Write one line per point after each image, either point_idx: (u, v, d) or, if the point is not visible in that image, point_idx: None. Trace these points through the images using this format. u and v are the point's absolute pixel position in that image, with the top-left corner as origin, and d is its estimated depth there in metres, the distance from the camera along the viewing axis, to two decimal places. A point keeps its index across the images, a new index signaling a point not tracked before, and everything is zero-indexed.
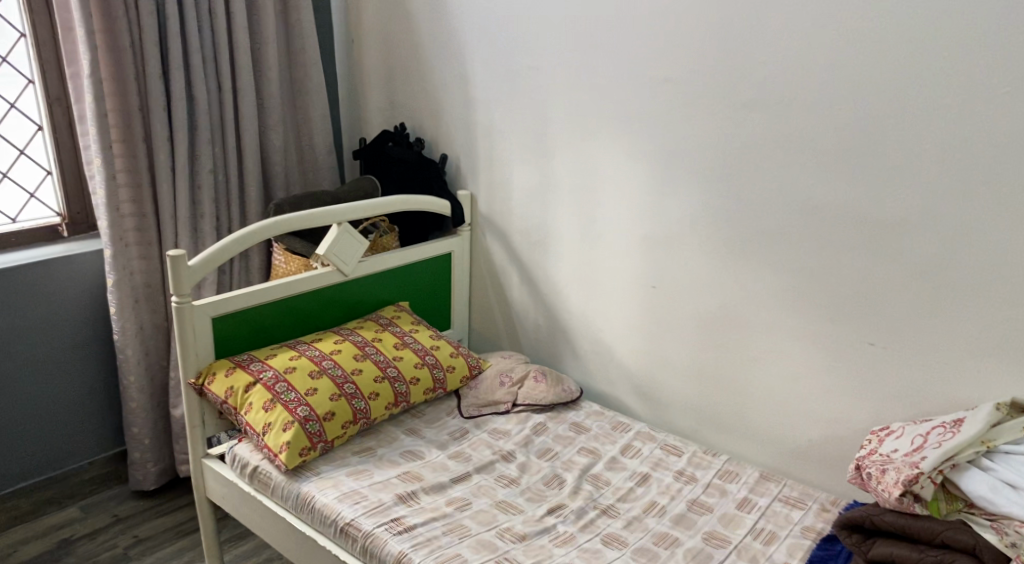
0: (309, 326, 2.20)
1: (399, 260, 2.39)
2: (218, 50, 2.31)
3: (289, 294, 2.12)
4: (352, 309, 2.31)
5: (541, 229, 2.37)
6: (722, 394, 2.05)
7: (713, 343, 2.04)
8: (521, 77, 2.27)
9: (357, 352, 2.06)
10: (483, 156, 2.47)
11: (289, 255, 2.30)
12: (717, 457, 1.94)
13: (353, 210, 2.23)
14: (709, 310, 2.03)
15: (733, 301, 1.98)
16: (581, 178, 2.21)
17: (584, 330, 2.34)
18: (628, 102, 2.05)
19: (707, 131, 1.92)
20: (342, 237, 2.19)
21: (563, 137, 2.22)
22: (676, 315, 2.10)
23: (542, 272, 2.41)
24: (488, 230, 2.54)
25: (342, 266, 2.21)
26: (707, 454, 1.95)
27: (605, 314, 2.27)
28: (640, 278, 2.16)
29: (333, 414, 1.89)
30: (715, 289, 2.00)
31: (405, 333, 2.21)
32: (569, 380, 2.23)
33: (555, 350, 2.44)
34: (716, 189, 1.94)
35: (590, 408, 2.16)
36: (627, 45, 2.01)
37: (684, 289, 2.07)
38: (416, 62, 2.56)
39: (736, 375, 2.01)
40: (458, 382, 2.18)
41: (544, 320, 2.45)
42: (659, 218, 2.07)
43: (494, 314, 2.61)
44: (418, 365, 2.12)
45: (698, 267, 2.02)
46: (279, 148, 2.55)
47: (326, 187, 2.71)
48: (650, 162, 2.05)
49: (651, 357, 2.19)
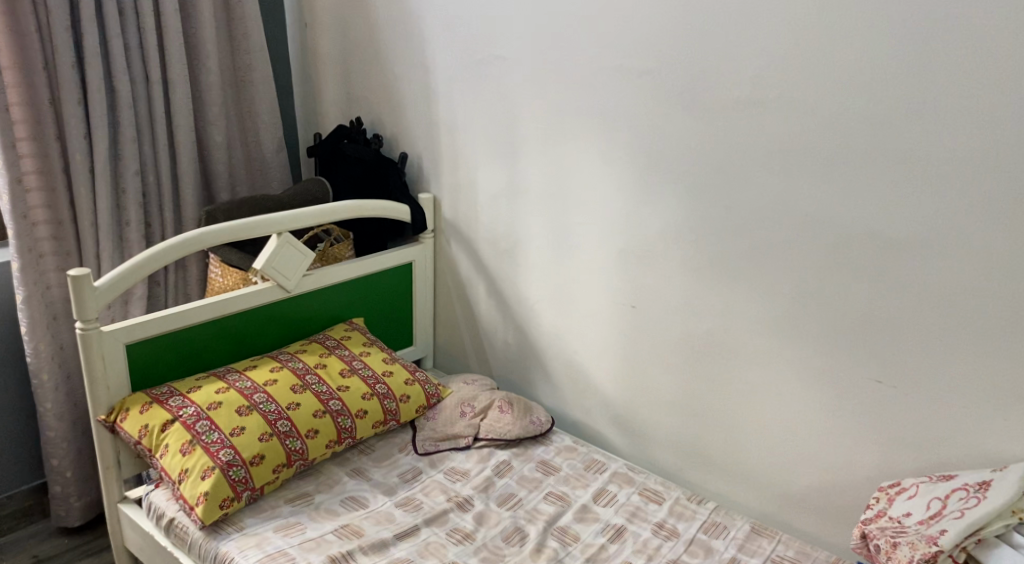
0: (245, 348, 1.96)
1: (351, 273, 2.14)
2: (144, 37, 2.05)
3: (221, 315, 1.87)
4: (297, 328, 2.06)
5: (510, 238, 2.12)
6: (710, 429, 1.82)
7: (700, 371, 1.80)
8: (486, 68, 2.01)
9: (296, 383, 1.81)
10: (446, 155, 2.21)
11: (225, 269, 2.05)
12: (702, 505, 1.70)
13: (297, 218, 1.98)
14: (695, 335, 1.79)
15: (723, 325, 1.73)
16: (553, 182, 1.96)
17: (558, 352, 2.10)
18: (603, 98, 1.80)
19: (692, 132, 1.67)
20: (283, 248, 1.94)
21: (532, 136, 1.97)
22: (658, 339, 1.86)
23: (512, 285, 2.17)
24: (453, 238, 2.29)
25: (283, 281, 1.96)
26: (692, 502, 1.71)
27: (581, 335, 2.03)
28: (620, 297, 1.91)
29: (262, 458, 1.65)
30: (702, 312, 1.76)
31: (354, 357, 1.96)
32: (540, 409, 1.98)
33: (526, 372, 2.19)
34: (704, 199, 1.69)
35: (563, 442, 1.92)
36: (601, 32, 1.76)
37: (667, 311, 1.82)
38: (372, 49, 2.30)
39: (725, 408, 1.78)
40: (413, 413, 1.94)
41: (514, 339, 2.21)
42: (640, 230, 1.82)
43: (461, 330, 2.37)
44: (366, 395, 1.88)
45: (684, 287, 1.78)
46: (221, 145, 2.29)
47: (275, 187, 2.46)
48: (629, 166, 1.80)
49: (630, 385, 1.95)
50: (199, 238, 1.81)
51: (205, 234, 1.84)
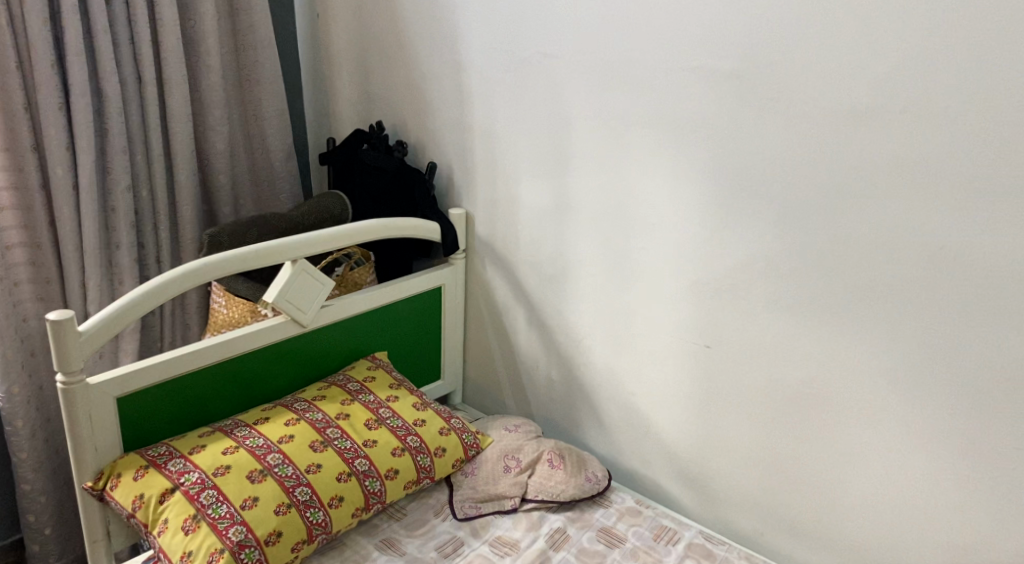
0: (256, 394, 1.69)
1: (374, 302, 1.87)
2: (136, 30, 1.77)
3: (228, 357, 1.60)
4: (314, 367, 1.79)
5: (557, 263, 1.85)
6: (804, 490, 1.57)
7: (792, 425, 1.54)
8: (531, 67, 1.74)
9: (315, 439, 1.54)
10: (481, 166, 1.93)
11: (230, 298, 1.79)
12: None
13: (314, 242, 1.71)
14: (787, 384, 1.53)
15: (825, 372, 1.48)
16: (611, 201, 1.69)
17: (611, 393, 1.83)
18: (676, 104, 1.52)
19: (791, 146, 1.40)
20: (298, 277, 1.68)
21: (587, 148, 1.70)
22: (741, 386, 1.60)
23: (558, 316, 1.90)
24: (488, 260, 2.02)
25: (297, 314, 1.70)
26: None
27: (641, 376, 1.76)
28: (690, 335, 1.64)
29: (279, 535, 1.39)
30: (798, 358, 1.50)
31: (380, 404, 1.69)
32: (594, 463, 1.72)
33: (571, 414, 1.93)
34: (804, 226, 1.42)
35: (625, 504, 1.66)
36: (675, 27, 1.48)
37: (751, 355, 1.56)
38: (394, 44, 2.02)
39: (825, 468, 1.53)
40: (449, 469, 1.67)
41: (558, 376, 1.93)
42: (718, 260, 1.56)
43: (495, 362, 2.10)
44: (397, 450, 1.61)
45: (773, 326, 1.52)
46: (224, 153, 2.02)
47: (284, 200, 2.18)
48: (707, 185, 1.53)
49: (702, 435, 1.68)
50: (203, 268, 1.54)
51: (211, 263, 1.57)
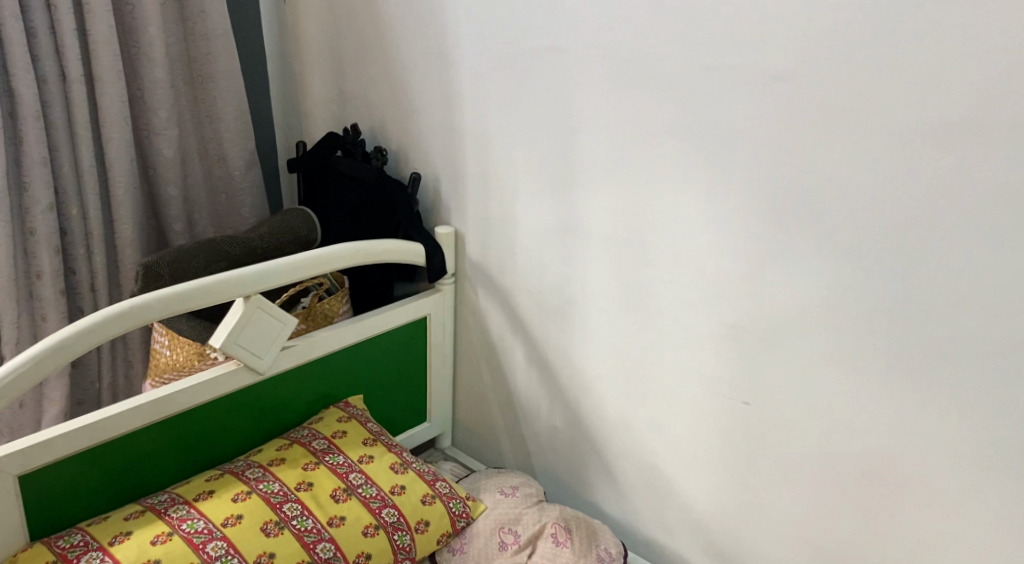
0: (203, 455, 1.42)
1: (346, 340, 1.58)
2: (56, 16, 1.47)
3: (165, 416, 1.34)
4: (274, 419, 1.52)
5: (561, 294, 1.56)
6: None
7: (853, 502, 1.27)
8: (533, 63, 1.44)
9: (269, 519, 1.26)
10: (473, 178, 1.64)
11: (175, 339, 1.51)
12: None
13: (275, 273, 1.43)
14: (845, 453, 1.25)
15: (895, 443, 1.20)
16: (627, 225, 1.41)
17: (626, 447, 1.55)
18: (711, 109, 1.24)
19: (859, 165, 1.11)
20: (255, 316, 1.40)
21: (598, 161, 1.41)
22: (787, 451, 1.32)
23: (562, 355, 1.61)
24: (480, 286, 1.73)
25: (252, 360, 1.42)
26: None
27: (662, 430, 1.48)
28: (724, 387, 1.37)
29: None
30: (861, 423, 1.22)
31: (351, 467, 1.41)
32: (607, 535, 1.45)
33: (579, 469, 1.65)
34: (873, 265, 1.14)
35: None
36: (712, 14, 1.19)
37: (800, 415, 1.29)
38: (371, 34, 1.73)
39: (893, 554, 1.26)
40: (434, 546, 1.40)
41: (562, 423, 1.65)
42: (761, 301, 1.28)
43: (490, 402, 1.81)
44: (370, 528, 1.33)
45: (829, 383, 1.24)
46: (172, 161, 1.73)
47: (246, 213, 1.89)
48: (748, 210, 1.25)
49: (737, 504, 1.41)
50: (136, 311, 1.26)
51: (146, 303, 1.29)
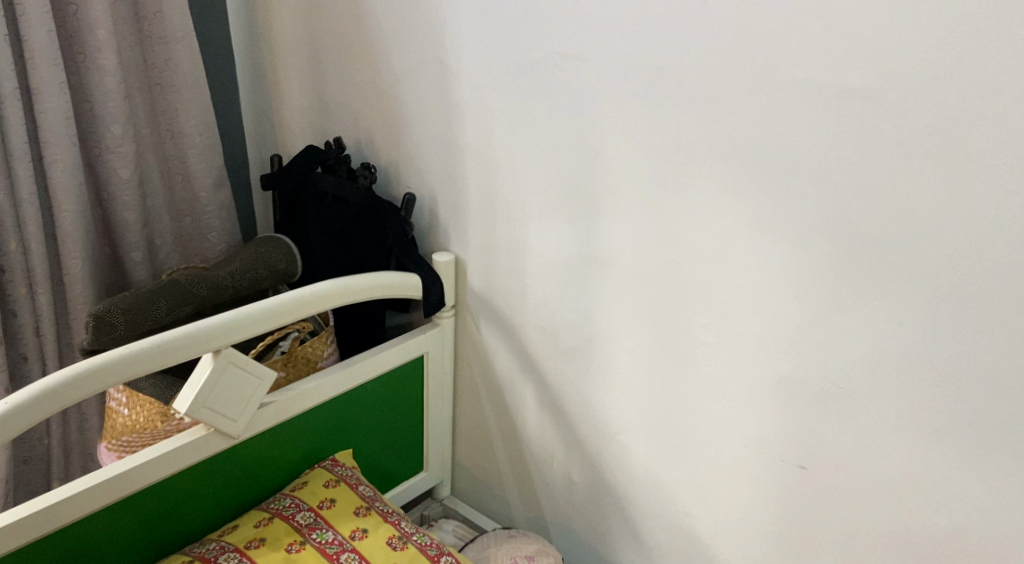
0: (170, 536, 1.22)
1: (333, 389, 1.38)
2: None
3: (125, 495, 1.13)
4: (251, 486, 1.31)
5: (579, 334, 1.37)
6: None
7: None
8: (546, 72, 1.24)
9: None
10: (475, 200, 1.44)
11: (133, 397, 1.29)
12: None
13: (258, 322, 1.23)
14: (924, 528, 1.08)
15: (987, 521, 1.02)
16: (661, 260, 1.21)
17: (656, 507, 1.36)
18: (765, 130, 1.05)
19: (952, 199, 0.93)
20: (227, 373, 1.20)
21: (625, 185, 1.22)
22: (852, 522, 1.14)
23: (580, 401, 1.42)
24: (483, 321, 1.53)
25: (224, 424, 1.21)
26: None
27: (700, 492, 1.29)
28: (775, 447, 1.18)
29: None
30: (944, 496, 1.05)
31: (342, 545, 1.21)
32: None
33: (599, 527, 1.46)
34: (965, 317, 0.96)
35: None
36: (768, 18, 1.00)
37: (868, 483, 1.11)
38: (355, 35, 1.51)
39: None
40: None
41: (579, 475, 1.46)
42: (824, 352, 1.09)
43: (495, 448, 1.60)
44: None
45: (906, 449, 1.06)
46: (128, 182, 1.50)
47: (214, 238, 1.68)
48: (809, 247, 1.06)
49: None
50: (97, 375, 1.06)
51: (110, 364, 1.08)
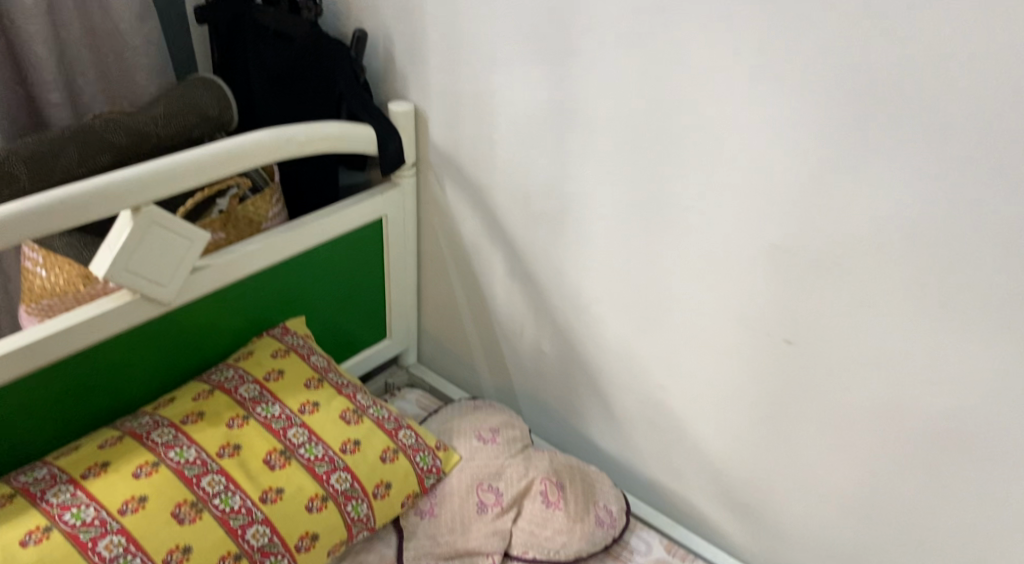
0: (100, 408, 1.12)
1: (279, 253, 1.24)
2: None
3: (45, 366, 1.02)
4: (191, 355, 1.21)
5: (551, 195, 1.21)
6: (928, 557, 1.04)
7: (921, 469, 0.99)
8: None
9: (182, 500, 0.98)
10: (434, 37, 1.24)
11: (51, 258, 1.13)
12: None
13: (186, 177, 1.06)
14: (920, 411, 0.96)
15: (992, 405, 0.90)
16: (646, 109, 1.04)
17: (630, 382, 1.26)
18: None
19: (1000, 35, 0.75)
20: (150, 235, 1.05)
21: (608, 17, 1.02)
22: (840, 402, 1.03)
23: (550, 269, 1.28)
24: (447, 179, 1.37)
25: (154, 290, 1.09)
26: None
27: (676, 366, 1.19)
28: (761, 320, 1.06)
29: None
30: (945, 376, 0.92)
31: (290, 420, 1.13)
32: (607, 490, 1.20)
33: (570, 401, 1.38)
34: (999, 177, 0.80)
35: (652, 557, 1.17)
36: None
37: (860, 361, 0.99)
38: None
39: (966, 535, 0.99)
40: (397, 509, 1.15)
41: (550, 347, 1.36)
42: (827, 217, 0.94)
43: (462, 317, 1.50)
44: (315, 501, 1.06)
45: (907, 325, 0.93)
46: (29, 8, 1.28)
47: (143, 80, 1.47)
48: (820, 94, 0.88)
49: (767, 459, 1.13)
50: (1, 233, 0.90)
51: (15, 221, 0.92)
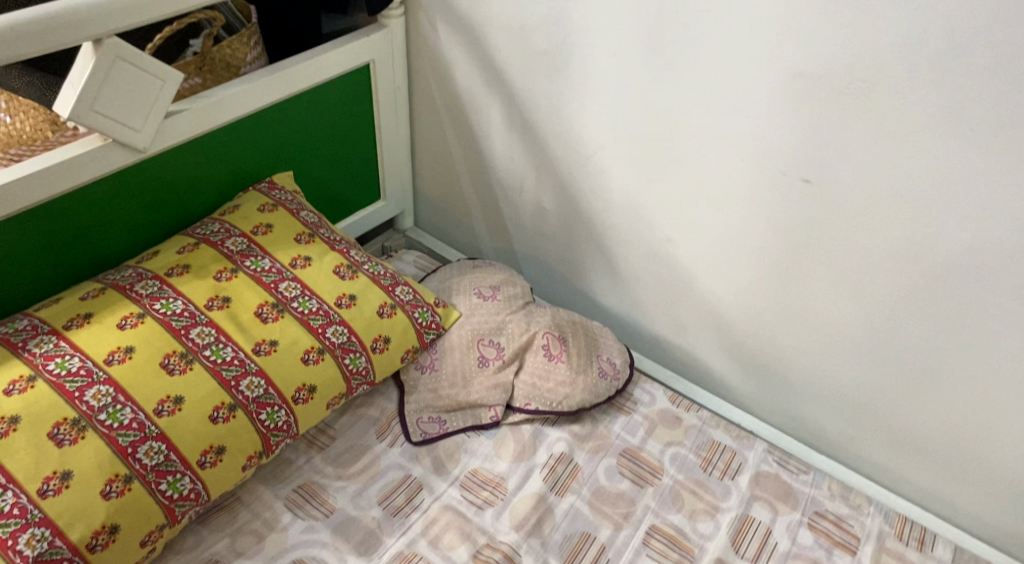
0: (79, 263, 1.06)
1: (259, 100, 1.15)
2: None
3: (14, 214, 0.95)
4: (173, 209, 1.14)
5: (552, 29, 1.10)
6: (940, 403, 1.00)
7: (940, 311, 0.93)
8: None
9: (171, 352, 0.94)
10: None
11: (10, 98, 1.03)
12: (927, 548, 1.00)
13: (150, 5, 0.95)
14: (944, 249, 0.89)
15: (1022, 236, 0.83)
16: None
17: (635, 235, 1.20)
18: None
19: None
20: (116, 72, 0.96)
21: None
22: (858, 244, 0.96)
23: (551, 115, 1.18)
24: (438, 20, 1.25)
25: (127, 136, 1.00)
26: (909, 547, 1.00)
27: (683, 216, 1.11)
28: (777, 158, 0.97)
29: (113, 532, 0.85)
30: (973, 207, 0.85)
31: (281, 275, 1.07)
32: (609, 344, 1.18)
33: (572, 258, 1.33)
34: None
35: (656, 408, 1.15)
36: None
37: (881, 196, 0.91)
38: None
39: (982, 378, 0.95)
40: (396, 364, 1.12)
41: (550, 203, 1.29)
42: (858, 33, 0.84)
43: (459, 175, 1.42)
44: (311, 354, 1.03)
45: (937, 153, 0.85)
46: None
47: None
48: None
49: (777, 308, 1.08)
50: None
51: None
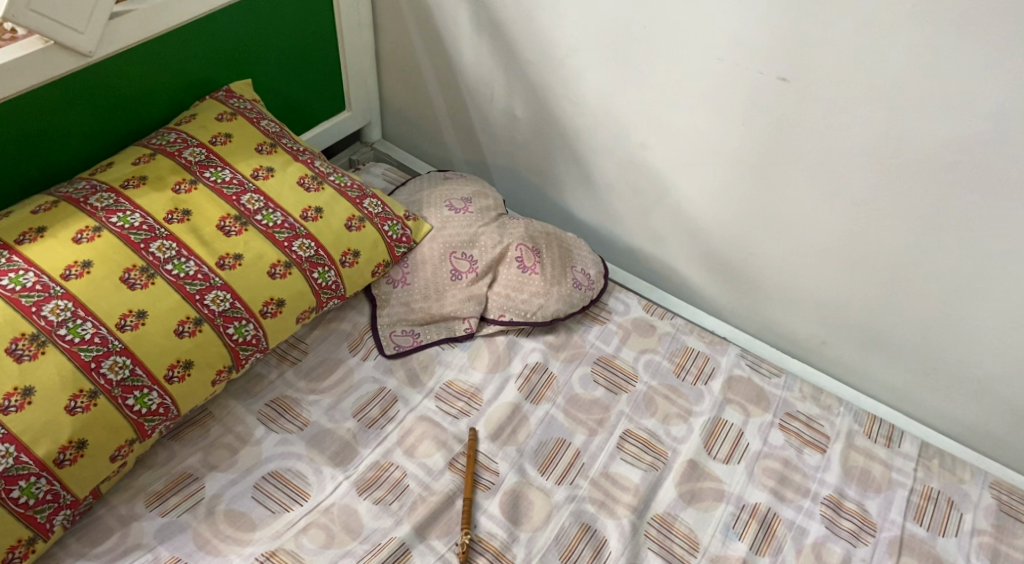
0: (26, 174, 1.01)
1: (211, 2, 1.07)
2: None
3: None
4: (126, 118, 1.08)
5: None
6: (911, 303, 1.00)
7: (914, 210, 0.92)
8: None
9: (132, 266, 0.91)
10: None
11: None
12: (894, 445, 1.03)
13: None
14: (921, 149, 0.88)
15: (1001, 127, 0.82)
16: None
17: (610, 142, 1.16)
18: None
19: None
20: None
21: None
22: (837, 142, 0.93)
23: (522, 16, 1.12)
24: None
25: (71, 39, 0.93)
26: (877, 444, 1.02)
27: (660, 118, 1.08)
28: (755, 53, 0.93)
29: (81, 447, 0.84)
30: (955, 98, 0.82)
31: (243, 187, 1.03)
32: (583, 254, 1.17)
33: (544, 168, 1.29)
34: None
35: (630, 316, 1.15)
36: None
37: (861, 93, 0.88)
38: None
39: (953, 277, 0.95)
40: (367, 278, 1.09)
41: (523, 110, 1.24)
42: None
43: (428, 84, 1.36)
44: (277, 268, 1.00)
45: (921, 43, 0.81)
46: None
47: None
48: None
49: (754, 212, 1.07)
50: None
51: None
